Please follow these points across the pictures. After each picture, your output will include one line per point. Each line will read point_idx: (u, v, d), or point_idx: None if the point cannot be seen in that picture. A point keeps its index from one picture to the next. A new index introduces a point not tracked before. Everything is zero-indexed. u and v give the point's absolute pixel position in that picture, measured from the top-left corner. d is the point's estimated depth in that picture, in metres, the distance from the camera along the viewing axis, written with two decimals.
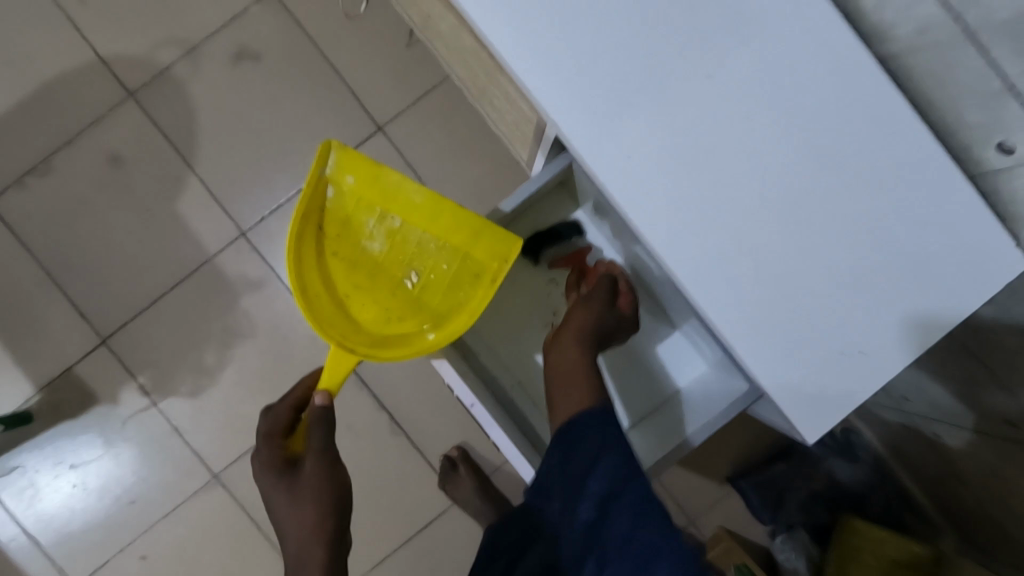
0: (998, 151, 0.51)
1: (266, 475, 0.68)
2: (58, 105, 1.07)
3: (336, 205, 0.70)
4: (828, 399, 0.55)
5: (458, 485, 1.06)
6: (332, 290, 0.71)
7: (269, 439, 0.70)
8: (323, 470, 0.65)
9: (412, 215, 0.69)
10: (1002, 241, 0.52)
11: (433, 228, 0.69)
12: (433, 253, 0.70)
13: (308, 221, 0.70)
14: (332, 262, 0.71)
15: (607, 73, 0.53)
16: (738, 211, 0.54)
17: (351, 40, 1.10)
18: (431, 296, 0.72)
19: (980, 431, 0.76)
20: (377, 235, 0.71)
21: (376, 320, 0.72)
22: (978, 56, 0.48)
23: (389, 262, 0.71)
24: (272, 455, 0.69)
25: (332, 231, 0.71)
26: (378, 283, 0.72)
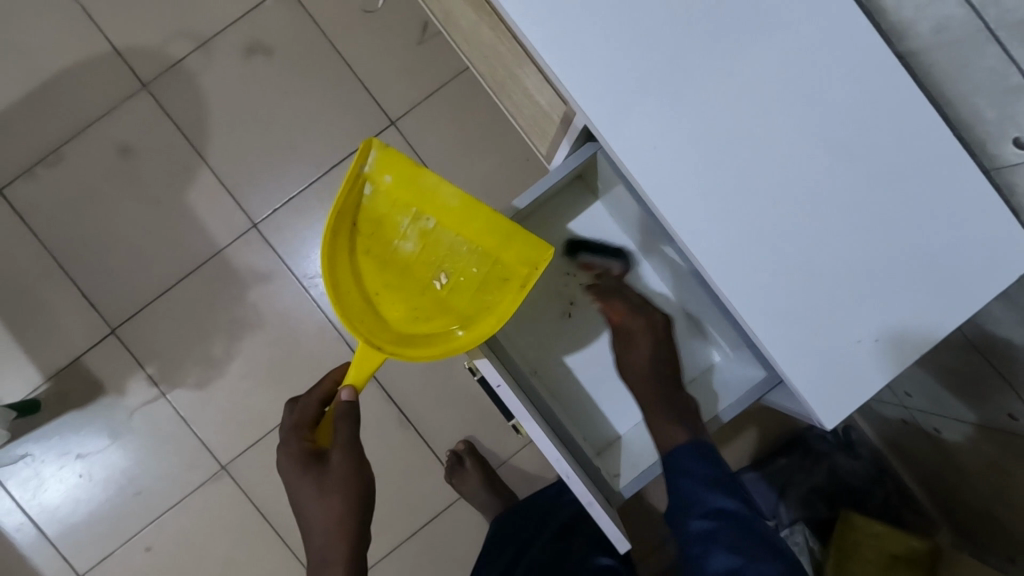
0: (1015, 146, 0.47)
1: (292, 468, 0.61)
2: (67, 94, 1.06)
3: (373, 202, 0.63)
4: (844, 388, 0.50)
5: (465, 479, 1.03)
6: (361, 286, 0.66)
7: (298, 430, 0.63)
8: (353, 465, 0.60)
9: (447, 218, 0.63)
10: (1013, 232, 0.49)
11: (467, 231, 0.63)
12: (465, 256, 0.65)
13: (343, 217, 0.63)
14: (363, 260, 0.66)
15: (618, 40, 0.49)
16: (753, 191, 0.50)
17: (364, 32, 1.07)
18: (459, 300, 0.67)
19: (984, 425, 0.74)
20: (410, 235, 0.65)
21: (404, 319, 0.67)
22: (997, 55, 0.45)
23: (422, 262, 0.66)
24: (302, 448, 0.62)
25: (365, 229, 0.65)
26: (411, 283, 0.67)
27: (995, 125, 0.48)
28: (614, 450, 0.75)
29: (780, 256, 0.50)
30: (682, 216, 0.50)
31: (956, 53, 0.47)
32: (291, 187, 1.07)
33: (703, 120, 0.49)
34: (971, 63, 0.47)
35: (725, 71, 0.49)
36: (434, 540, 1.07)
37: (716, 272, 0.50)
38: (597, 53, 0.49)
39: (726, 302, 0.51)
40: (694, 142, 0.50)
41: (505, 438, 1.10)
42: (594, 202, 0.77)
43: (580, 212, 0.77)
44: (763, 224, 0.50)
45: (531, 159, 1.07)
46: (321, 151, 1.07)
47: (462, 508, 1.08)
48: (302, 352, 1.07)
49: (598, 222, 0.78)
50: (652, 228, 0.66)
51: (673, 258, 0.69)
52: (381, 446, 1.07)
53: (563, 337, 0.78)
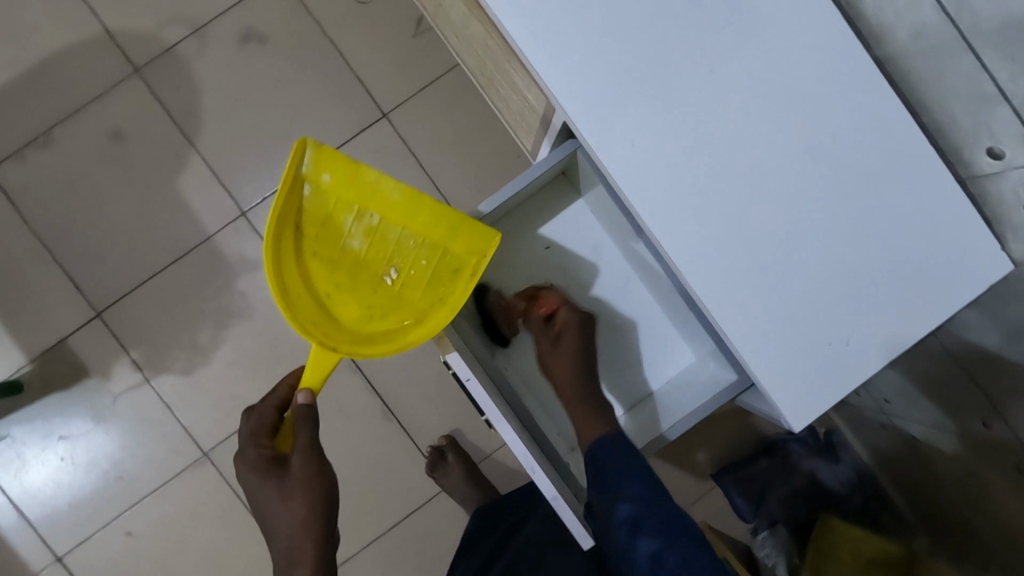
0: (989, 156, 0.47)
1: (253, 476, 0.61)
2: (58, 76, 1.06)
3: (313, 203, 0.63)
4: (816, 391, 0.51)
5: (447, 473, 1.03)
6: (311, 288, 0.65)
7: (255, 439, 0.64)
8: (314, 466, 0.60)
9: (391, 213, 0.63)
10: (983, 239, 0.49)
11: (413, 224, 0.63)
12: (413, 250, 0.64)
13: (284, 221, 0.62)
14: (311, 262, 0.65)
15: (606, 43, 0.49)
16: (731, 195, 0.50)
17: (358, 24, 1.07)
18: (412, 295, 0.66)
19: (958, 430, 0.75)
20: (356, 233, 0.64)
21: (359, 317, 0.66)
22: (973, 62, 0.44)
23: (370, 260, 0.65)
24: (260, 455, 0.62)
25: (310, 230, 0.64)
26: (361, 280, 0.66)
27: (972, 132, 0.47)
28: None
29: (749, 255, 0.50)
30: (656, 212, 0.50)
31: (933, 61, 0.47)
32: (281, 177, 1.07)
33: (682, 117, 0.50)
34: (946, 69, 0.46)
35: (706, 71, 0.49)
36: (416, 533, 1.08)
37: (692, 273, 0.50)
38: (583, 53, 0.49)
39: (699, 302, 0.51)
40: (675, 144, 0.50)
41: (488, 433, 1.10)
42: (577, 199, 0.77)
43: (562, 211, 0.77)
44: (742, 227, 0.50)
45: (521, 156, 1.07)
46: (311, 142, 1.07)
47: (443, 501, 1.08)
48: (287, 342, 1.07)
49: (580, 220, 0.78)
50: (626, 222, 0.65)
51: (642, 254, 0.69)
52: (365, 437, 1.08)
53: None
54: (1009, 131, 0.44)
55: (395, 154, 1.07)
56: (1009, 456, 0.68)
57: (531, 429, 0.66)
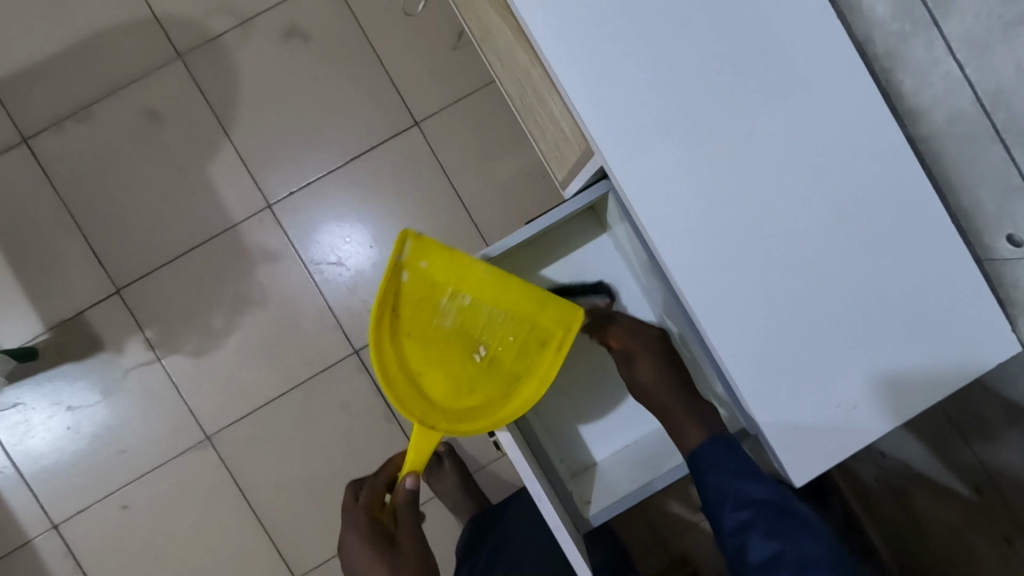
0: (1008, 241, 0.49)
1: (367, 552, 0.63)
2: (102, 54, 1.08)
3: (410, 287, 0.62)
4: (820, 450, 0.52)
5: (441, 480, 1.04)
6: (405, 369, 0.63)
7: (367, 515, 0.66)
8: (420, 545, 0.63)
9: (483, 292, 0.62)
10: (995, 319, 0.50)
11: (504, 301, 0.62)
12: (503, 326, 0.63)
13: (384, 306, 0.62)
14: (405, 343, 0.63)
15: (648, 94, 0.51)
16: (754, 251, 0.51)
17: (400, 32, 1.09)
18: (501, 372, 0.64)
19: (940, 482, 0.78)
20: (449, 312, 0.63)
21: (450, 396, 0.64)
22: (1002, 154, 0.46)
23: (461, 339, 0.64)
24: (373, 532, 0.64)
25: (405, 310, 0.63)
26: (451, 359, 0.64)
27: (993, 218, 0.49)
28: (588, 475, 0.76)
29: (768, 315, 0.52)
30: (681, 261, 0.51)
31: (964, 145, 0.49)
32: (310, 173, 1.09)
33: (714, 173, 0.51)
34: (977, 156, 0.48)
35: (742, 131, 0.51)
36: None
37: (709, 324, 0.52)
38: (625, 102, 0.51)
39: (713, 353, 0.52)
40: (704, 197, 0.51)
41: (486, 444, 1.11)
42: (601, 235, 0.79)
43: (587, 244, 0.79)
44: (761, 284, 0.51)
45: (546, 176, 1.09)
46: (343, 142, 1.09)
47: (436, 506, 1.09)
48: (298, 335, 1.09)
49: (602, 255, 0.79)
50: (647, 264, 0.67)
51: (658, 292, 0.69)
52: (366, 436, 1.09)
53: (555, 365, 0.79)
54: None
55: (423, 162, 1.09)
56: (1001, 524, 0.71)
57: (536, 453, 0.68)
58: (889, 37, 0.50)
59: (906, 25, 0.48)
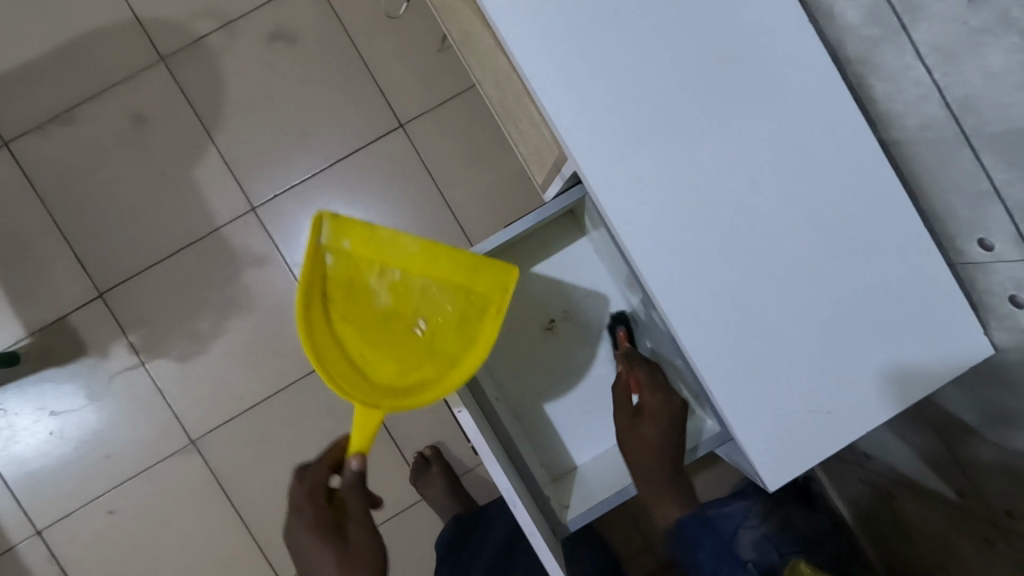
0: (979, 246, 0.49)
1: (311, 539, 0.62)
2: (86, 57, 1.07)
3: (337, 270, 0.62)
4: (795, 455, 0.52)
5: (428, 483, 1.04)
6: (345, 353, 0.62)
7: (313, 499, 0.64)
8: (371, 537, 0.63)
9: (413, 265, 0.62)
10: (966, 322, 0.51)
11: (435, 272, 0.62)
12: (439, 297, 0.63)
13: (312, 291, 0.61)
14: (341, 327, 0.62)
15: (624, 101, 0.50)
16: (730, 259, 0.51)
17: (385, 34, 1.09)
18: (444, 343, 0.64)
19: (925, 486, 0.77)
20: (381, 291, 0.63)
21: (394, 375, 0.63)
22: (971, 160, 0.46)
23: (397, 317, 0.63)
24: (320, 520, 0.63)
25: (336, 294, 0.62)
26: (391, 338, 0.63)
27: (965, 223, 0.50)
28: (569, 480, 0.76)
29: (742, 322, 0.52)
30: (657, 268, 0.51)
31: (935, 150, 0.49)
32: (295, 177, 1.08)
33: (690, 180, 0.51)
34: (949, 161, 0.48)
35: (717, 138, 0.51)
36: (393, 539, 1.09)
37: (685, 332, 0.51)
38: (600, 109, 0.50)
39: (690, 361, 0.52)
40: (680, 204, 0.51)
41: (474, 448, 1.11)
42: (581, 238, 0.78)
43: (567, 248, 0.78)
44: (736, 292, 0.51)
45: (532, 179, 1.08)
46: (327, 145, 1.08)
47: (423, 509, 1.09)
48: (284, 339, 1.08)
49: (582, 259, 0.78)
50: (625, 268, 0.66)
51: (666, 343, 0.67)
52: None
53: (537, 370, 0.79)
54: (1003, 230, 0.47)
55: (408, 165, 1.09)
56: (981, 526, 0.71)
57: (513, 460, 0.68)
58: (861, 44, 0.50)
59: (877, 32, 0.48)
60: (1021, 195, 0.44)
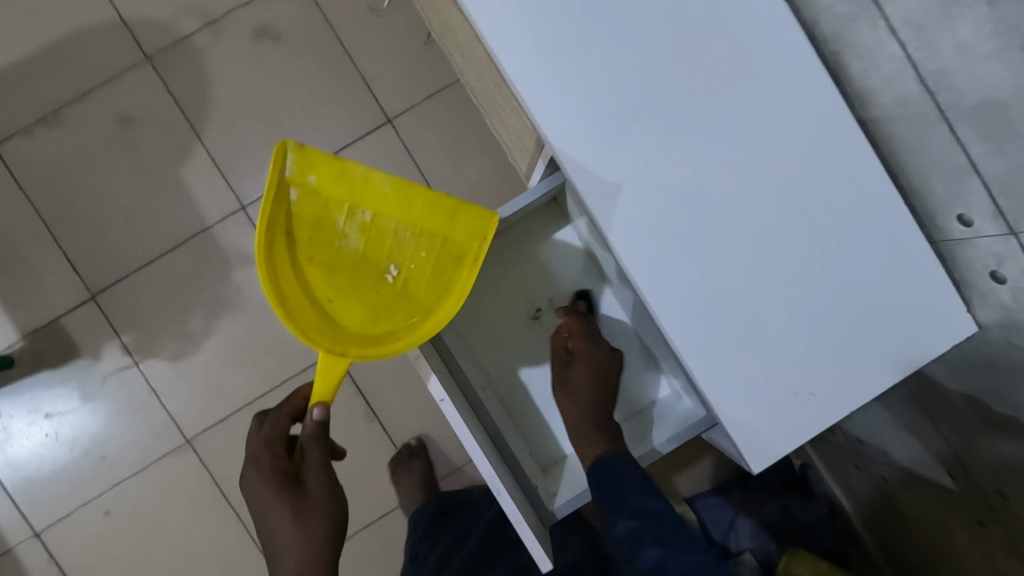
0: (959, 223, 0.49)
1: (264, 486, 0.60)
2: (71, 58, 1.07)
3: (303, 208, 0.59)
4: (779, 437, 0.52)
5: (407, 473, 1.06)
6: (312, 296, 0.62)
7: (270, 448, 0.62)
8: (328, 485, 0.60)
9: (384, 206, 0.59)
10: (948, 300, 0.51)
11: (409, 215, 0.60)
12: (412, 242, 0.61)
13: (275, 229, 0.59)
14: (309, 269, 0.62)
15: (599, 85, 0.50)
16: (710, 241, 0.51)
17: (370, 29, 1.09)
18: (415, 291, 0.63)
19: (919, 473, 0.77)
20: (350, 233, 0.61)
21: (363, 321, 0.63)
22: (947, 134, 0.46)
23: (367, 262, 0.62)
24: (275, 468, 0.61)
25: (303, 234, 0.61)
26: (361, 282, 0.62)
27: (944, 200, 0.49)
28: (558, 468, 0.76)
29: (724, 305, 0.51)
30: (636, 252, 0.51)
31: (913, 126, 0.48)
32: None
33: (667, 164, 0.51)
34: (926, 137, 0.48)
35: (694, 120, 0.50)
36: (389, 534, 1.09)
37: (666, 315, 0.51)
38: (576, 93, 0.50)
39: (671, 344, 0.52)
40: (658, 188, 0.51)
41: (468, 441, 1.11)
42: (565, 226, 0.78)
43: (551, 238, 0.78)
44: (716, 274, 0.51)
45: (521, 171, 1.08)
46: (315, 141, 1.08)
47: None
48: (275, 336, 1.08)
49: (567, 247, 0.78)
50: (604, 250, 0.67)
51: (649, 327, 0.68)
52: (347, 436, 1.09)
53: (525, 360, 0.78)
54: (982, 206, 0.46)
55: (396, 160, 1.08)
56: (973, 508, 0.70)
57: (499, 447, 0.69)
58: (836, 21, 0.50)
59: (851, 8, 0.47)
60: (998, 169, 0.44)
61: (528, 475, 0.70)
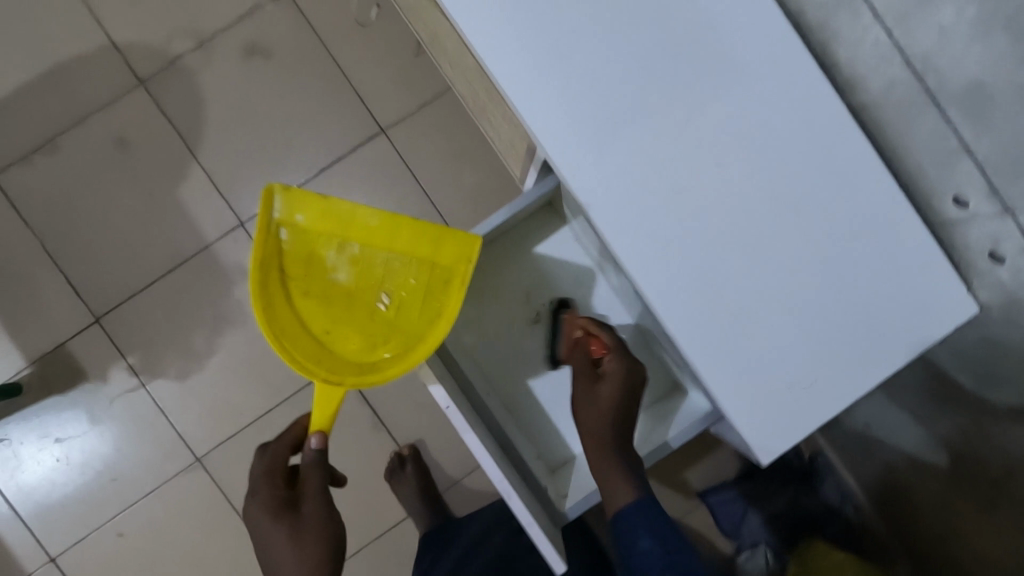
0: (954, 204, 0.49)
1: (262, 514, 0.60)
2: (66, 85, 1.08)
3: (293, 246, 0.61)
4: (785, 427, 0.52)
5: (403, 483, 1.05)
6: (307, 330, 0.62)
7: (269, 478, 0.62)
8: (326, 512, 0.60)
9: (371, 237, 0.61)
10: (947, 282, 0.51)
11: (395, 244, 0.61)
12: (401, 269, 0.62)
13: (267, 268, 0.60)
14: (302, 304, 0.62)
15: (586, 86, 0.50)
16: (705, 236, 0.51)
17: (360, 41, 1.09)
18: (408, 318, 0.63)
19: (930, 457, 0.76)
20: (341, 266, 0.62)
21: (359, 351, 0.63)
22: (937, 117, 0.46)
23: (359, 293, 0.62)
24: (273, 496, 0.61)
25: (295, 271, 0.62)
26: (355, 313, 0.63)
27: (937, 182, 0.49)
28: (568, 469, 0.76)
29: (722, 299, 0.51)
30: (633, 250, 0.51)
31: (902, 111, 0.49)
32: None
33: (659, 161, 0.51)
34: (916, 121, 0.48)
35: (683, 116, 0.51)
36: (402, 543, 1.09)
37: (665, 312, 0.51)
38: (564, 95, 0.50)
39: (672, 340, 0.52)
40: (650, 185, 0.51)
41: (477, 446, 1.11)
42: (562, 227, 0.78)
43: (548, 240, 0.78)
44: (713, 269, 0.51)
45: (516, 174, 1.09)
46: (310, 155, 1.09)
47: None
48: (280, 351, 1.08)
49: (565, 248, 0.78)
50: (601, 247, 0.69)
51: (650, 323, 0.69)
52: (356, 447, 1.09)
53: (529, 363, 0.78)
54: (976, 186, 0.46)
55: (392, 170, 1.09)
56: (982, 489, 0.69)
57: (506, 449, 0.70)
58: (821, 10, 0.50)
59: None
60: (988, 150, 0.44)
61: (535, 475, 0.71)
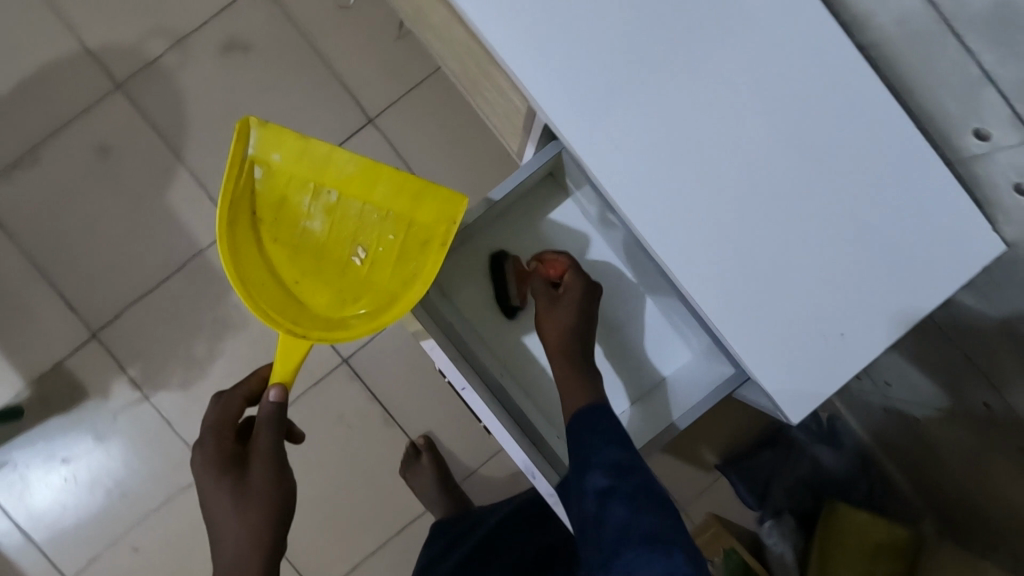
0: (975, 138, 0.47)
1: (207, 468, 0.58)
2: (41, 95, 1.05)
3: (266, 188, 0.59)
4: (815, 383, 0.50)
5: (418, 474, 1.03)
6: (277, 277, 0.60)
7: (217, 430, 0.60)
8: (273, 474, 0.57)
9: (349, 185, 0.59)
10: (975, 222, 0.49)
11: (373, 197, 0.59)
12: (378, 224, 0.60)
13: (238, 208, 0.58)
14: (273, 250, 0.60)
15: (584, 44, 0.48)
16: (719, 192, 0.49)
17: (340, 29, 1.07)
18: (381, 275, 0.61)
19: (954, 410, 0.74)
20: (315, 214, 0.60)
21: (329, 304, 0.61)
22: (954, 44, 0.44)
23: (332, 245, 0.61)
24: (219, 450, 0.58)
25: (266, 215, 0.60)
26: (329, 265, 0.61)
27: (956, 116, 0.48)
28: None
29: (741, 255, 0.50)
30: (646, 213, 0.49)
31: (916, 42, 0.46)
32: None
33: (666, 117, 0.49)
34: (930, 53, 0.46)
35: (688, 69, 0.48)
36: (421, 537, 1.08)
37: (683, 274, 0.50)
38: (561, 58, 0.48)
39: (691, 301, 0.50)
40: (660, 144, 0.49)
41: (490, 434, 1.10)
42: (566, 200, 0.76)
43: (552, 214, 0.76)
44: (729, 225, 0.49)
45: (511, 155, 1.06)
46: None
47: None
48: None
49: (570, 221, 0.76)
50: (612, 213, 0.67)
51: (665, 286, 0.67)
52: (368, 443, 1.07)
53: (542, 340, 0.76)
54: (999, 117, 0.45)
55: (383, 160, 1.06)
56: (1012, 435, 0.67)
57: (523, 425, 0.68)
58: None
59: None
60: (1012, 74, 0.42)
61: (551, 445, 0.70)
